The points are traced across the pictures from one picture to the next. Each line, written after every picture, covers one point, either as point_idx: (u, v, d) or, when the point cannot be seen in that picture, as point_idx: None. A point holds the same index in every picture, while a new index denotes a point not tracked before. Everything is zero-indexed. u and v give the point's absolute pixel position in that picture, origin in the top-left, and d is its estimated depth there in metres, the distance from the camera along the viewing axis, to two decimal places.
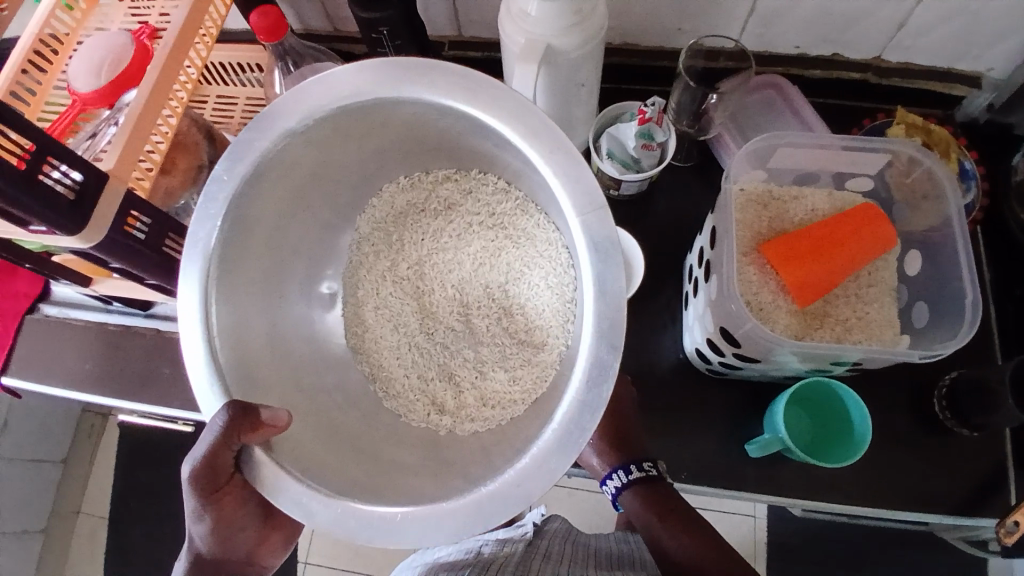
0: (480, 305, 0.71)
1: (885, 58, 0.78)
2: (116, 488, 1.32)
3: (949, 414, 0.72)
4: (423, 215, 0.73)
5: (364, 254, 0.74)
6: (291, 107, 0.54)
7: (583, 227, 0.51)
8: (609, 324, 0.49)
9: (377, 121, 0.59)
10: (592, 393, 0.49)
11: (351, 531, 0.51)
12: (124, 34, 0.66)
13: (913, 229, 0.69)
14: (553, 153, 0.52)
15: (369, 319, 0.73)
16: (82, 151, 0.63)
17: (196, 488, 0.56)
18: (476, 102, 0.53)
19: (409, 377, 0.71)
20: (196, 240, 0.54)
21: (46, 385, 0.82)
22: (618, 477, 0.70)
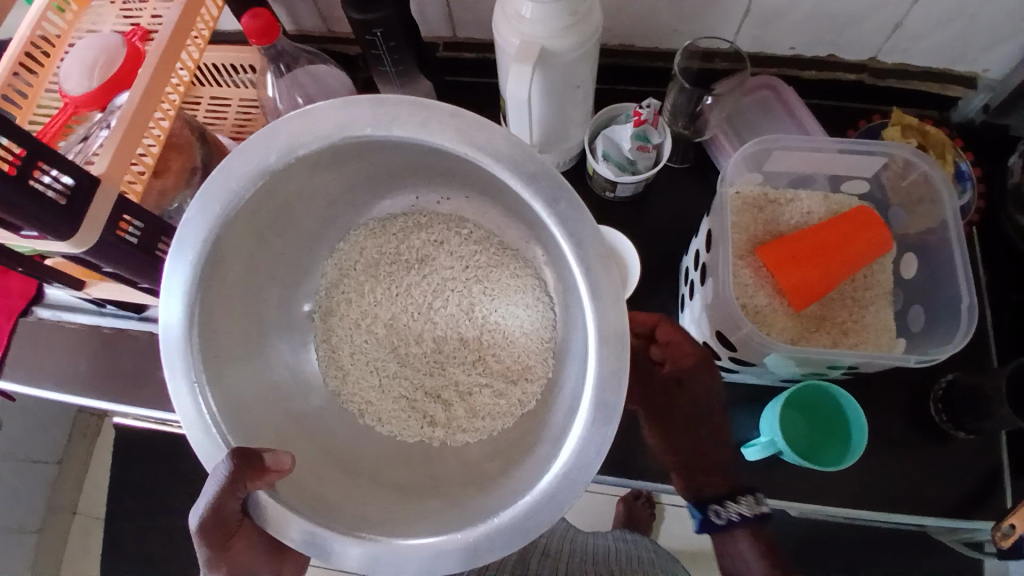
0: (459, 329, 0.70)
1: (880, 59, 0.78)
2: (112, 488, 1.32)
3: (945, 418, 0.72)
4: (393, 250, 0.72)
5: (333, 296, 0.72)
6: (275, 138, 0.53)
7: (584, 270, 0.51)
8: (616, 364, 0.49)
9: (361, 149, 0.57)
10: (597, 432, 0.49)
11: (336, 554, 0.52)
12: (117, 35, 0.66)
13: (910, 233, 0.70)
14: (557, 206, 0.51)
15: (346, 357, 0.70)
16: (73, 154, 0.63)
17: (205, 539, 0.55)
18: (469, 143, 0.52)
19: (395, 407, 0.69)
20: (173, 280, 0.53)
21: (39, 388, 0.81)
22: (748, 505, 0.66)
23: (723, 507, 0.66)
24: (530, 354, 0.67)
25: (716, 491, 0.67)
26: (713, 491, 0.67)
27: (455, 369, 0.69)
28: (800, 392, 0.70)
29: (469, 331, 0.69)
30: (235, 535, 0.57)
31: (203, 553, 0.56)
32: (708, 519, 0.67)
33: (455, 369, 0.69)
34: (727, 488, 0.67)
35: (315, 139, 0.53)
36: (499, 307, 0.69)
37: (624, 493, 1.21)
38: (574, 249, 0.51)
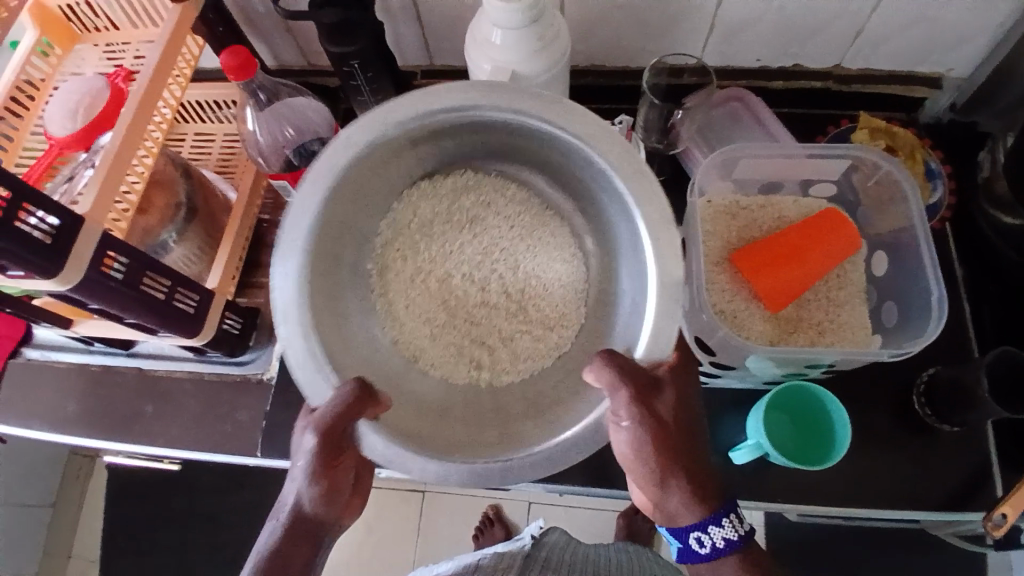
0: (512, 283, 0.69)
1: (844, 65, 0.80)
2: (106, 530, 1.30)
3: (928, 411, 0.73)
4: (453, 207, 0.70)
5: (393, 244, 0.69)
6: (403, 104, 0.58)
7: (649, 232, 0.56)
8: (669, 316, 0.55)
9: (447, 130, 0.62)
10: (655, 344, 0.56)
11: (414, 467, 0.55)
12: (100, 78, 0.67)
13: (880, 232, 0.71)
14: (628, 174, 0.57)
15: (397, 302, 0.69)
16: (59, 195, 0.64)
17: (313, 457, 0.53)
18: (553, 116, 0.58)
19: (445, 351, 0.68)
20: (294, 241, 0.56)
21: (29, 427, 0.82)
22: (731, 526, 0.56)
23: (705, 534, 0.56)
24: (566, 308, 0.69)
25: (694, 518, 0.55)
26: (690, 518, 0.55)
27: (502, 320, 0.68)
28: (785, 396, 0.71)
29: (519, 285, 0.69)
30: (340, 459, 0.54)
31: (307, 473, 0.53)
32: (689, 548, 0.58)
33: (502, 320, 0.69)
34: (706, 515, 0.55)
35: (433, 109, 0.58)
36: (541, 266, 0.70)
37: (625, 506, 1.21)
38: (649, 236, 0.56)
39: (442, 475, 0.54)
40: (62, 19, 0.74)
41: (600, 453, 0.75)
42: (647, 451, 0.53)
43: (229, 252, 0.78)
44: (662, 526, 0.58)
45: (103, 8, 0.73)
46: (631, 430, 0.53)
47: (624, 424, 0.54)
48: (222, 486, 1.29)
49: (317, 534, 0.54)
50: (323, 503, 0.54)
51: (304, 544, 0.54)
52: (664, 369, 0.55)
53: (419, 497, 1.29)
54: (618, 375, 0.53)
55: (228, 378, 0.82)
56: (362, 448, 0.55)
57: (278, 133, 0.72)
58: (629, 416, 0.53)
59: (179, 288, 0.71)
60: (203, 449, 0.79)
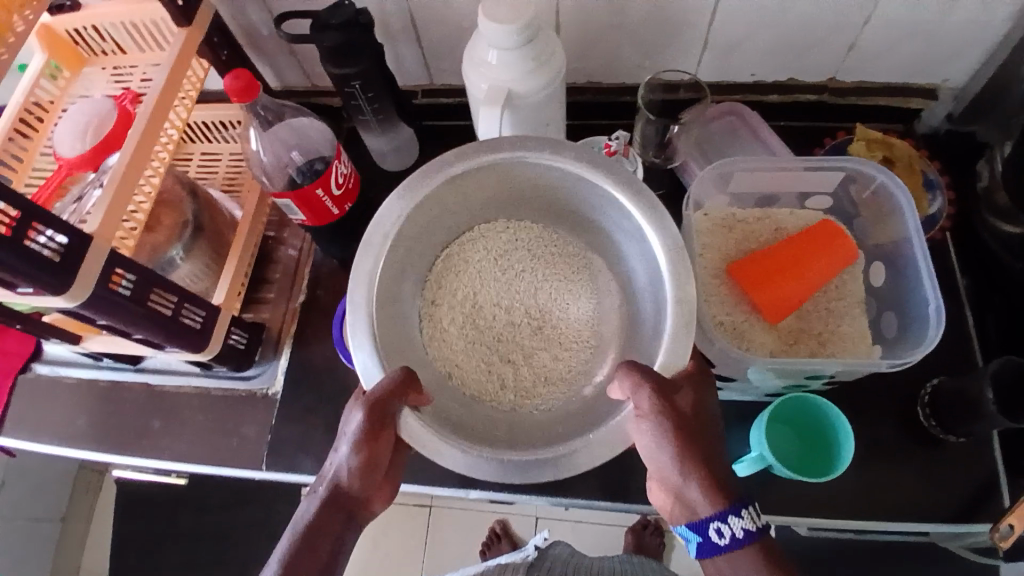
0: (547, 314, 0.69)
1: (839, 78, 0.81)
2: (114, 546, 1.30)
3: (933, 422, 0.72)
4: (504, 243, 0.70)
5: (443, 271, 0.70)
6: (462, 155, 0.61)
7: (667, 260, 0.58)
8: (684, 328, 0.56)
9: (510, 175, 0.64)
10: (673, 359, 0.56)
11: (436, 451, 0.55)
12: (108, 100, 0.69)
13: (878, 242, 0.72)
14: (649, 207, 0.59)
15: (439, 325, 0.68)
16: (68, 214, 0.65)
17: (359, 431, 0.53)
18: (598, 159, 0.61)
19: (479, 375, 0.67)
20: (369, 246, 0.59)
21: (38, 442, 0.83)
22: (751, 517, 0.50)
23: (725, 524, 0.50)
24: (589, 344, 0.68)
25: (711, 508, 0.50)
26: (708, 510, 0.51)
27: (537, 350, 0.68)
28: (787, 408, 0.70)
29: (553, 317, 0.69)
30: (382, 437, 0.54)
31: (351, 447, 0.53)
32: (708, 542, 0.51)
33: (535, 348, 0.68)
34: (724, 504, 0.50)
35: (497, 152, 0.61)
36: (569, 301, 0.69)
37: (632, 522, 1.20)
38: (667, 256, 0.58)
39: (465, 467, 0.55)
40: (71, 44, 0.77)
41: (603, 466, 0.75)
42: (667, 445, 0.52)
43: (235, 268, 0.79)
44: (681, 527, 0.52)
45: (111, 32, 0.76)
46: (653, 422, 0.52)
47: (644, 424, 0.53)
48: (229, 501, 1.29)
49: (351, 509, 0.53)
50: (362, 474, 0.53)
51: (339, 516, 0.53)
52: (681, 375, 0.55)
53: (426, 512, 1.29)
54: (637, 371, 0.54)
55: (234, 393, 0.83)
56: (401, 432, 0.55)
57: (283, 155, 0.74)
58: (652, 409, 0.52)
59: (185, 303, 0.72)
60: (208, 463, 0.80)
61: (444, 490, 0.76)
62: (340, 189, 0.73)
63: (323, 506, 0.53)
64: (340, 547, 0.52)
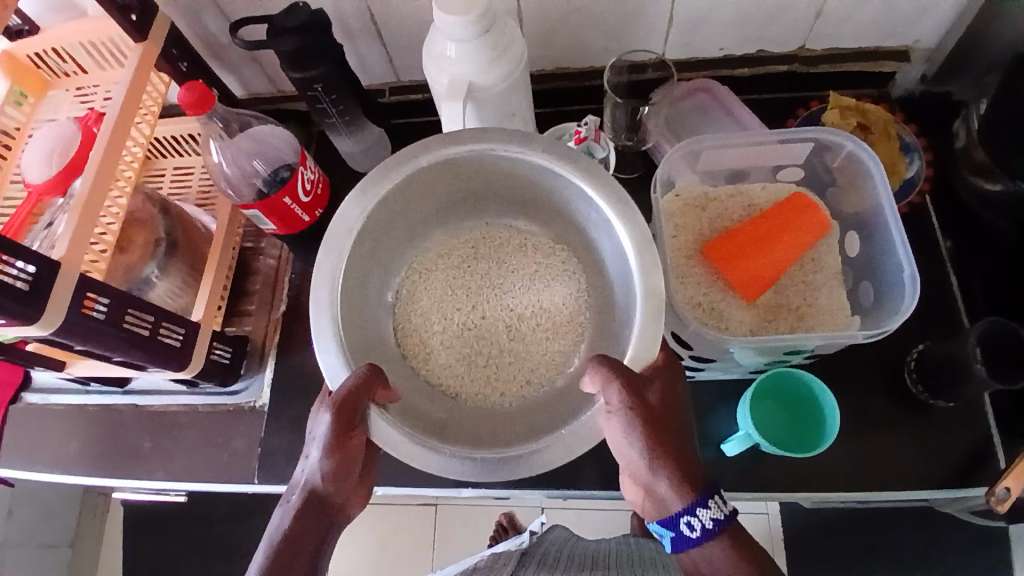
0: (531, 309, 0.67)
1: (809, 47, 0.80)
2: (126, 563, 1.31)
3: (921, 388, 0.72)
4: (458, 240, 0.70)
5: (408, 285, 0.69)
6: (397, 163, 0.60)
7: (638, 258, 0.57)
8: (654, 321, 0.55)
9: (467, 171, 0.63)
10: (641, 347, 0.56)
11: (416, 458, 0.55)
12: (72, 123, 0.68)
13: (850, 211, 0.72)
14: (620, 204, 0.58)
15: (428, 349, 0.67)
16: (39, 241, 0.64)
17: (328, 434, 0.53)
18: (538, 147, 0.59)
19: (461, 376, 0.66)
20: (333, 243, 0.58)
21: (33, 470, 0.83)
22: (717, 507, 0.53)
23: (694, 517, 0.52)
24: (569, 327, 0.66)
25: (679, 501, 0.53)
26: (678, 504, 0.53)
27: (529, 347, 0.66)
28: (771, 382, 0.71)
29: (535, 311, 0.67)
30: (352, 438, 0.54)
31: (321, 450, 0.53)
32: (680, 536, 0.53)
33: (526, 345, 0.66)
34: (692, 496, 0.53)
35: (446, 153, 0.60)
36: (546, 286, 0.67)
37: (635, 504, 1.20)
38: (635, 253, 0.57)
39: (447, 470, 0.55)
40: (33, 68, 0.75)
41: (594, 454, 0.75)
42: (636, 439, 0.53)
43: (213, 280, 0.79)
44: (655, 522, 0.55)
45: (71, 53, 0.75)
46: (620, 417, 0.53)
47: (612, 416, 0.54)
48: (237, 511, 1.31)
49: (329, 512, 0.55)
50: (336, 477, 0.54)
51: (317, 518, 0.54)
52: (651, 368, 0.55)
53: (431, 510, 1.29)
54: (609, 369, 0.54)
55: (221, 407, 0.83)
56: (373, 436, 0.56)
57: (245, 165, 0.73)
58: (618, 405, 0.53)
59: (163, 322, 0.71)
60: (201, 480, 0.80)
61: (436, 489, 0.76)
62: (309, 195, 0.73)
63: (302, 506, 0.53)
64: (323, 540, 0.54)
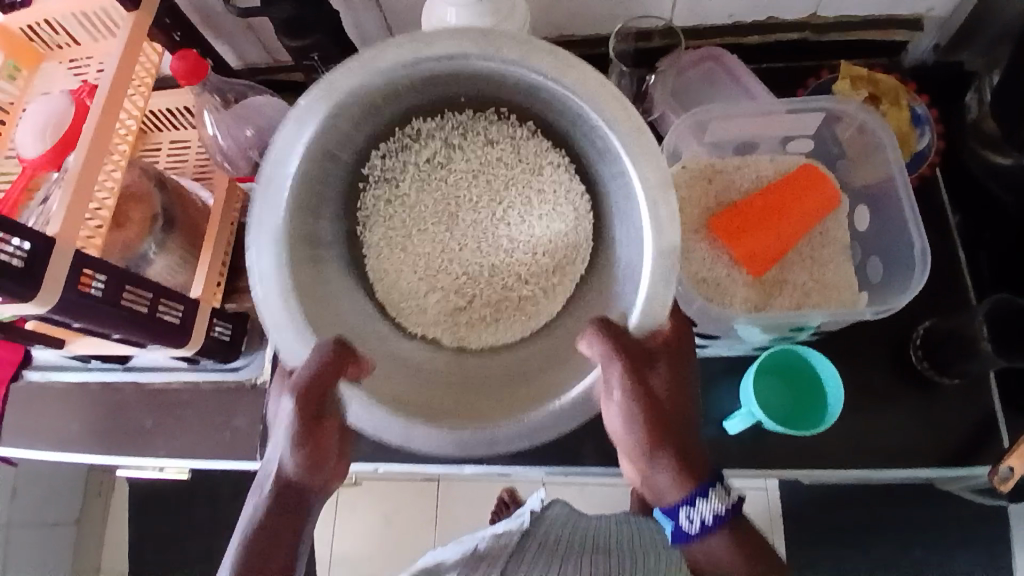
0: (526, 238, 0.61)
1: (820, 14, 0.77)
2: (132, 539, 1.33)
3: (926, 364, 0.71)
4: (436, 158, 0.61)
5: (378, 208, 0.62)
6: (349, 69, 0.51)
7: (650, 209, 0.51)
8: (666, 278, 0.51)
9: (450, 79, 0.54)
10: (651, 306, 0.52)
11: (409, 436, 0.52)
12: (64, 96, 0.66)
13: (859, 184, 0.70)
14: (639, 140, 0.51)
15: (412, 290, 0.61)
16: (34, 217, 0.63)
17: (293, 420, 0.52)
18: (538, 64, 0.51)
19: (444, 311, 0.61)
20: (281, 195, 0.51)
21: (36, 447, 0.83)
22: (717, 500, 0.57)
23: (693, 510, 0.57)
24: (563, 258, 0.61)
25: (680, 494, 0.56)
26: (678, 495, 0.56)
27: (525, 273, 0.61)
28: (781, 356, 0.70)
29: (524, 240, 0.61)
30: (321, 423, 0.53)
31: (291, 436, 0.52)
32: (680, 526, 0.59)
33: (519, 276, 0.61)
34: (690, 489, 0.56)
35: (420, 59, 0.51)
36: (539, 214, 0.61)
37: None
38: (647, 200, 0.51)
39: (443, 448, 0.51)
40: (26, 41, 0.73)
41: (597, 430, 0.75)
42: (640, 428, 0.54)
43: (211, 258, 0.78)
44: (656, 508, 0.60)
45: (63, 24, 0.72)
46: (621, 405, 0.54)
47: (613, 399, 0.54)
48: (240, 489, 1.32)
49: (305, 495, 0.55)
50: (308, 463, 0.53)
51: (294, 500, 0.54)
52: (658, 352, 0.55)
53: (434, 487, 1.30)
54: (614, 347, 0.52)
55: (222, 385, 0.82)
56: (349, 418, 0.53)
57: (240, 136, 0.72)
58: (620, 392, 0.53)
59: (161, 298, 0.70)
60: (203, 458, 0.80)
61: (439, 465, 0.75)
62: None
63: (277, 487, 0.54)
64: (304, 515, 0.55)
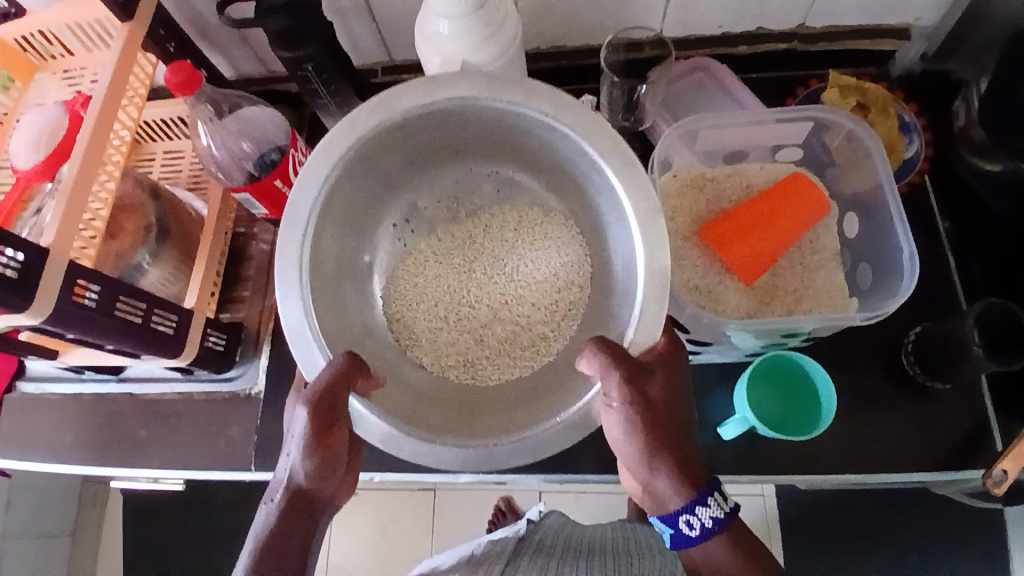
0: (531, 278, 0.67)
1: (808, 24, 0.78)
2: (127, 551, 1.32)
3: (918, 369, 0.72)
4: (450, 214, 0.70)
5: (401, 260, 0.69)
6: (373, 108, 0.56)
7: (642, 233, 0.55)
8: (658, 299, 0.53)
9: (457, 121, 0.60)
10: (644, 321, 0.54)
11: (412, 453, 0.54)
12: (59, 108, 0.67)
13: (849, 192, 0.71)
14: (628, 166, 0.55)
15: (430, 330, 0.67)
16: (28, 228, 0.63)
17: (306, 430, 0.52)
18: (534, 102, 0.56)
19: (459, 349, 0.66)
20: (296, 218, 0.55)
21: (29, 460, 0.83)
22: (717, 505, 0.54)
23: (693, 516, 0.53)
24: (567, 296, 0.65)
25: (680, 501, 0.53)
26: (679, 503, 0.53)
27: (534, 310, 0.66)
28: (772, 363, 0.71)
29: (528, 281, 0.67)
30: (333, 435, 0.53)
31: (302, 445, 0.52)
32: (680, 533, 0.55)
33: (526, 314, 0.66)
34: (692, 496, 0.53)
35: (433, 101, 0.57)
36: (542, 256, 0.67)
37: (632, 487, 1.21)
38: (638, 221, 0.55)
39: (447, 462, 0.53)
40: (20, 52, 0.74)
41: (592, 438, 0.75)
42: (638, 435, 0.52)
43: (205, 269, 0.78)
44: (654, 519, 0.56)
45: (57, 35, 0.73)
46: (622, 413, 0.52)
47: (612, 406, 0.52)
48: (235, 500, 1.31)
49: (313, 510, 0.54)
50: (320, 474, 0.53)
51: (303, 514, 0.53)
52: (654, 356, 0.54)
53: (431, 495, 1.29)
54: (612, 360, 0.52)
55: (217, 395, 0.82)
56: (355, 427, 0.55)
57: (234, 147, 0.72)
58: (620, 398, 0.52)
59: (155, 309, 0.70)
60: (197, 469, 0.79)
61: (434, 474, 0.75)
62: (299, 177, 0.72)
63: (286, 502, 0.53)
64: (314, 531, 0.53)
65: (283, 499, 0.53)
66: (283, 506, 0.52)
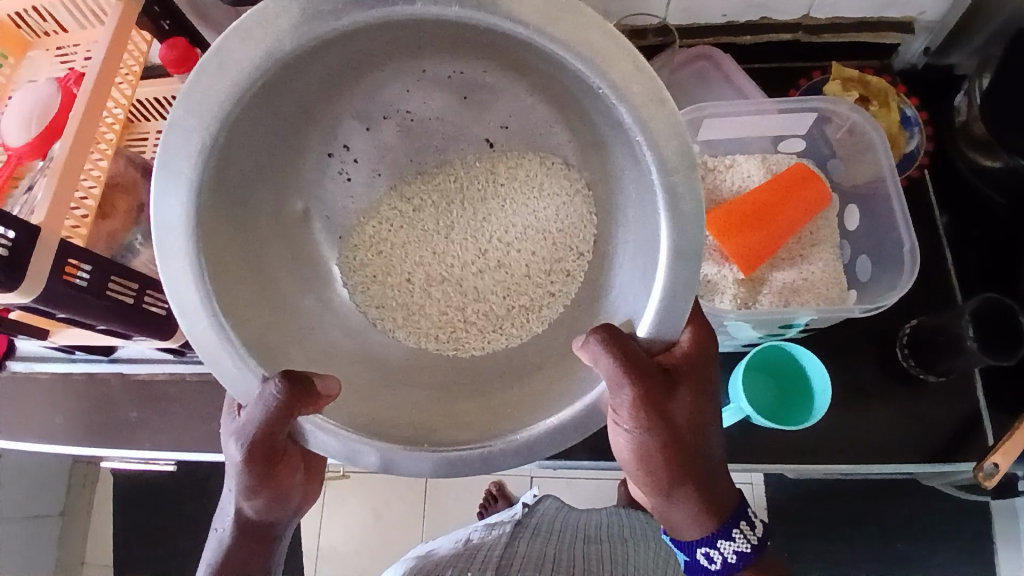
0: (521, 238, 0.64)
1: (812, 15, 0.77)
2: (117, 534, 1.32)
3: (912, 362, 0.72)
4: (426, 167, 0.65)
5: (371, 219, 0.64)
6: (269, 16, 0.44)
7: (669, 189, 0.45)
8: (687, 266, 0.46)
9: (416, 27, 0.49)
10: (675, 297, 0.47)
11: (390, 465, 0.49)
12: (51, 83, 0.65)
13: (848, 185, 0.71)
14: (657, 107, 0.44)
15: (410, 296, 0.64)
16: (19, 206, 0.62)
17: (245, 468, 0.49)
18: (530, 17, 0.44)
19: (442, 314, 0.63)
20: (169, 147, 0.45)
21: (21, 441, 0.82)
22: (740, 536, 0.56)
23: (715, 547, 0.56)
24: (562, 254, 0.62)
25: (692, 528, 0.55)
26: (691, 528, 0.55)
27: (526, 275, 0.63)
28: (766, 354, 0.72)
29: (519, 241, 0.64)
30: (280, 465, 0.51)
31: (240, 486, 0.50)
32: (700, 559, 0.58)
33: (516, 276, 0.63)
34: (709, 526, 0.55)
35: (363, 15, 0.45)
36: (532, 213, 0.64)
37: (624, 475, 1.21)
38: (664, 182, 0.45)
39: (427, 474, 0.49)
40: (13, 27, 0.72)
41: None
42: (652, 462, 0.51)
43: None
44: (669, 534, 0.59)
45: (51, 11, 0.71)
46: (634, 438, 0.50)
47: (623, 427, 0.50)
48: None
49: (268, 531, 0.54)
50: (269, 504, 0.52)
51: (256, 538, 0.54)
52: (687, 376, 0.50)
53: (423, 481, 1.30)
54: (623, 371, 0.46)
55: (208, 376, 0.81)
56: (308, 444, 0.49)
57: None
58: (633, 423, 0.49)
59: (147, 291, 0.70)
60: (188, 451, 0.79)
61: None
62: None
63: (236, 530, 0.53)
64: (272, 545, 0.55)
65: (232, 527, 0.53)
66: (234, 535, 0.53)
